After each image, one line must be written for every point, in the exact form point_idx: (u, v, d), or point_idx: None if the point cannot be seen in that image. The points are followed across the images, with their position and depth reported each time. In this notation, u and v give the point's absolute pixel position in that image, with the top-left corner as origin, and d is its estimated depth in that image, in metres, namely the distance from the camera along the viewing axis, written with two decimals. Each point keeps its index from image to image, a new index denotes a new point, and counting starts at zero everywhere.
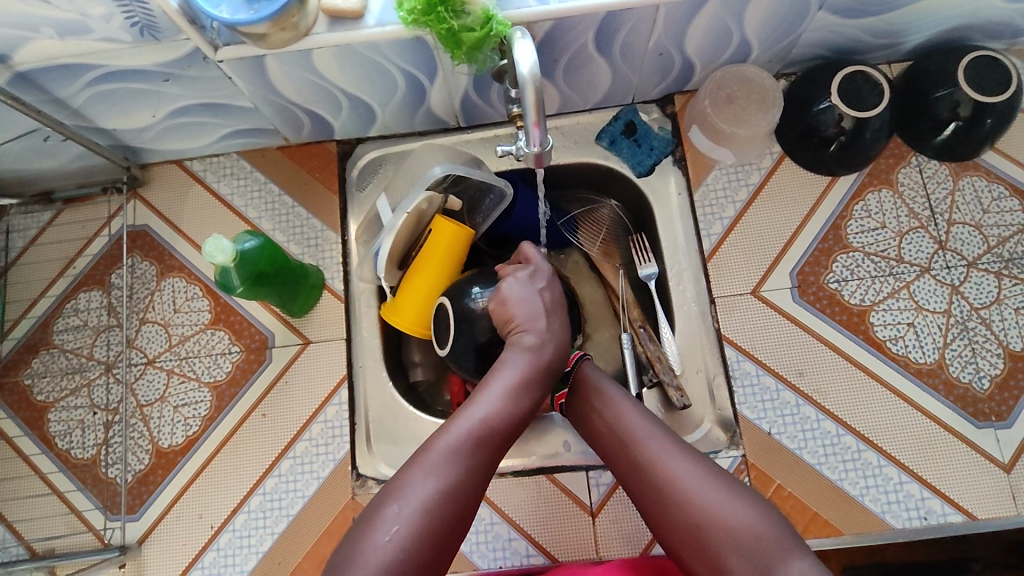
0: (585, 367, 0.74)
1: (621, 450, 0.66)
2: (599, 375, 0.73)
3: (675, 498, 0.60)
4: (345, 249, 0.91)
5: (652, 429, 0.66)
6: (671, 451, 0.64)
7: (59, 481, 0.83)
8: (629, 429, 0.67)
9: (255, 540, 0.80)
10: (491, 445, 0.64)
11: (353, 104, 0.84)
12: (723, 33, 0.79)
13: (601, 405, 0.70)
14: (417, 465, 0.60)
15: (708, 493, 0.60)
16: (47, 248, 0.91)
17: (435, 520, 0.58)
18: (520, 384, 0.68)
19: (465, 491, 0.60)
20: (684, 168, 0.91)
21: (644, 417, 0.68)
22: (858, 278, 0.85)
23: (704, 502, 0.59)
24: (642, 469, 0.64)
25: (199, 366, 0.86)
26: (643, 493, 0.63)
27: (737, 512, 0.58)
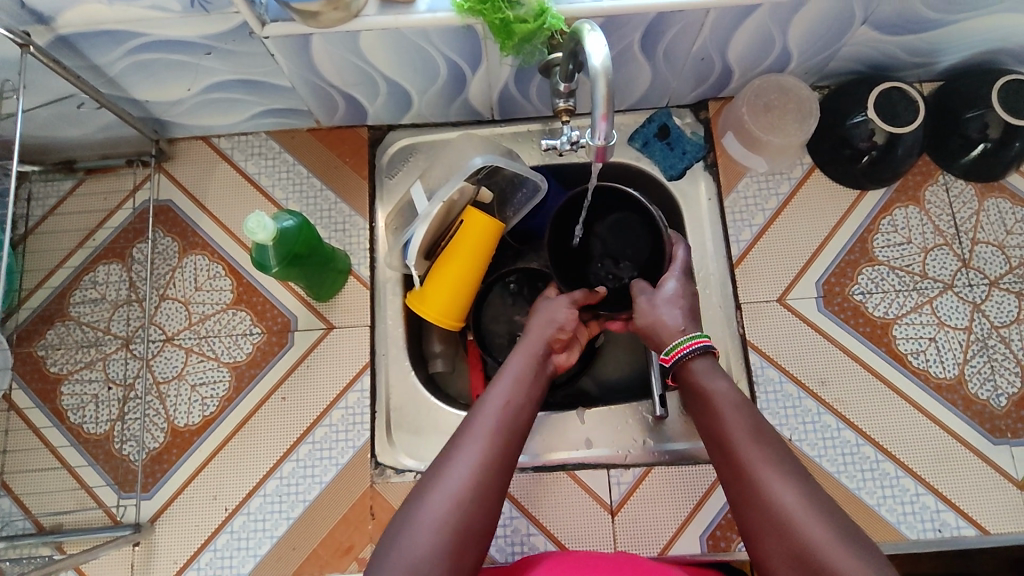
0: (696, 360, 0.68)
1: (723, 457, 0.61)
2: (708, 371, 0.67)
3: (777, 528, 0.54)
4: (373, 235, 0.90)
5: (758, 442, 0.60)
6: (783, 478, 0.56)
7: (70, 456, 0.81)
8: (732, 436, 0.61)
9: (270, 524, 0.79)
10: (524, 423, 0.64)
11: (391, 90, 0.84)
12: (766, 42, 0.80)
13: (711, 409, 0.64)
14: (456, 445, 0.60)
15: (815, 532, 0.53)
16: (67, 218, 0.89)
17: (468, 511, 0.56)
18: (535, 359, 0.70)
19: (503, 469, 0.59)
20: (715, 174, 0.91)
21: (760, 430, 0.61)
22: (883, 291, 0.87)
23: (811, 541, 0.52)
24: (748, 490, 0.57)
25: (219, 346, 0.85)
26: (745, 515, 0.57)
27: (840, 551, 0.51)
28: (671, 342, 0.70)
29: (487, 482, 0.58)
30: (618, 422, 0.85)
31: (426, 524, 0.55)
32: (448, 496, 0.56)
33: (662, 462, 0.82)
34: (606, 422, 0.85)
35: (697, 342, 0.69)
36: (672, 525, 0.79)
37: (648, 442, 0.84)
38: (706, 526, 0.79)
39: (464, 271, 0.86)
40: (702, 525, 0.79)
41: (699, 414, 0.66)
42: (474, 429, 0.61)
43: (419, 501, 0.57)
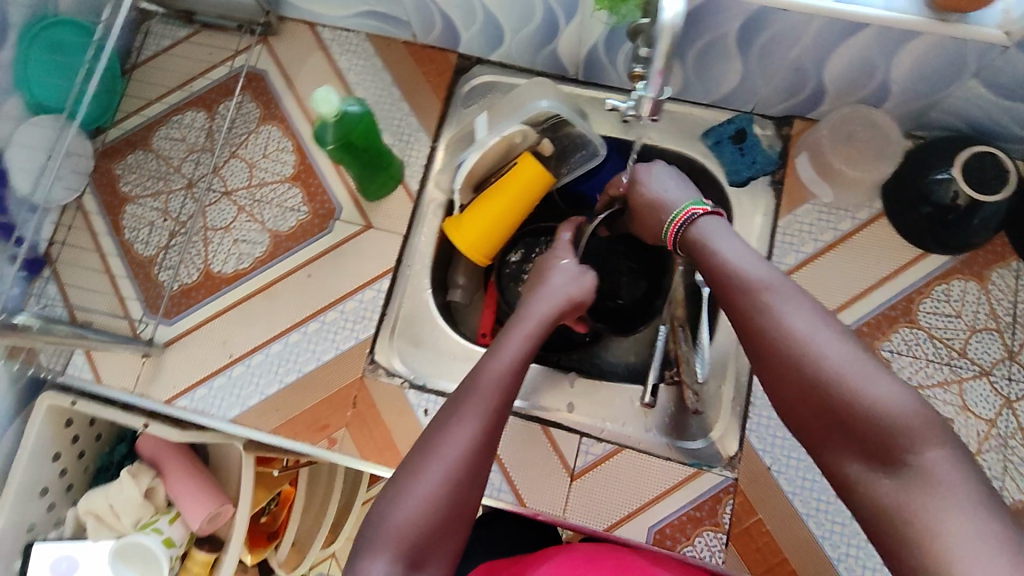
0: (699, 224, 0.69)
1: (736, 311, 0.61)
2: (716, 233, 0.67)
3: (790, 372, 0.55)
4: (432, 154, 0.94)
5: (772, 287, 0.59)
6: (795, 318, 0.57)
7: (114, 266, 0.90)
8: (746, 287, 0.61)
9: (264, 382, 0.85)
10: (511, 398, 0.63)
11: (487, 20, 0.86)
12: (866, 70, 0.78)
13: (722, 263, 0.64)
14: (444, 425, 0.60)
15: (833, 365, 0.53)
16: (174, 61, 0.97)
17: (462, 474, 0.58)
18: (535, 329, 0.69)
19: (484, 452, 0.59)
20: (778, 192, 0.88)
21: (770, 273, 0.61)
22: (913, 356, 0.83)
23: (829, 379, 0.53)
24: (763, 339, 0.58)
25: (267, 212, 0.91)
26: (763, 365, 0.58)
27: (856, 375, 0.52)
28: (676, 209, 0.72)
29: (469, 466, 0.58)
30: (606, 398, 0.86)
31: (412, 497, 0.56)
32: (429, 482, 0.57)
33: (634, 446, 0.82)
34: (594, 393, 0.86)
35: (690, 209, 0.71)
36: (625, 508, 0.80)
37: (628, 425, 0.84)
38: (657, 520, 0.79)
39: (496, 214, 0.89)
40: (655, 517, 0.79)
41: (708, 272, 0.66)
42: (462, 412, 0.60)
43: (407, 479, 0.57)
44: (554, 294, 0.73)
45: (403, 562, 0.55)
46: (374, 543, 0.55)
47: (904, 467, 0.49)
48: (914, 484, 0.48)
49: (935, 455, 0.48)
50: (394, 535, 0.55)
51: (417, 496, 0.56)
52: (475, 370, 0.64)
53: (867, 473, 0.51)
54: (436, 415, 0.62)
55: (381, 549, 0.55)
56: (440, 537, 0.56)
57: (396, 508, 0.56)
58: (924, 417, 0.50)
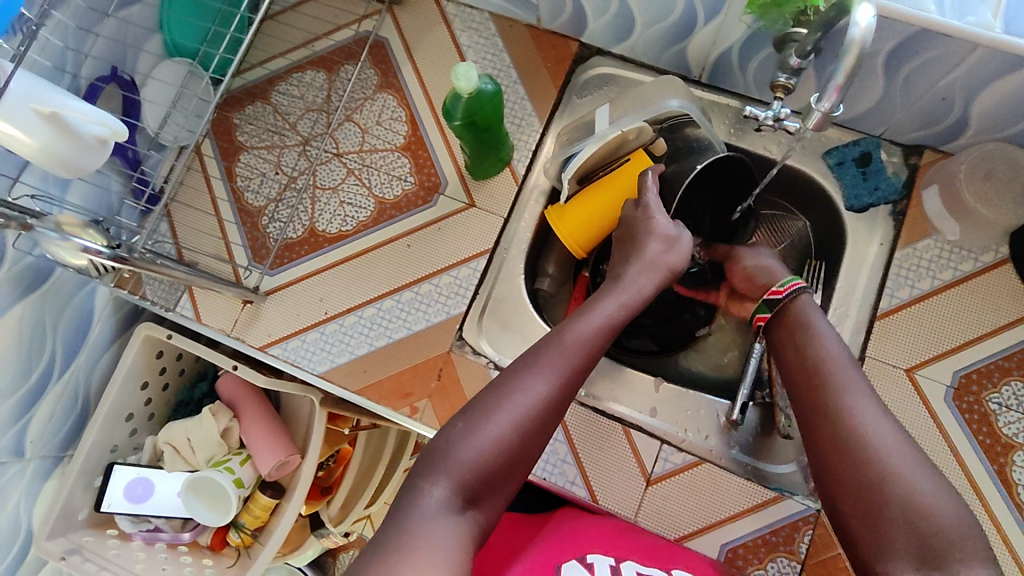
0: (800, 300, 0.72)
1: (807, 387, 0.63)
2: (812, 312, 0.70)
3: (855, 447, 0.56)
4: (541, 140, 0.93)
5: (852, 376, 0.61)
6: (870, 408, 0.58)
7: (223, 211, 0.93)
8: (829, 368, 0.63)
9: (354, 342, 0.87)
10: (586, 367, 0.64)
11: (621, 12, 0.85)
12: (1022, 107, 0.73)
13: (806, 343, 0.67)
14: (523, 372, 0.62)
15: (901, 464, 0.54)
16: (302, 18, 0.99)
17: (531, 423, 0.59)
18: (621, 302, 0.69)
19: (554, 409, 0.61)
20: (898, 223, 0.85)
21: (849, 367, 0.63)
22: (1023, 413, 0.79)
23: (895, 472, 0.53)
24: (832, 416, 0.59)
25: (375, 178, 0.93)
26: (820, 436, 0.59)
27: (919, 474, 0.53)
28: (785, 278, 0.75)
29: (538, 421, 0.60)
30: (690, 409, 0.85)
31: (482, 432, 0.57)
32: (501, 422, 0.58)
33: (713, 461, 0.81)
34: (678, 401, 0.85)
35: (801, 281, 0.73)
36: (698, 521, 0.79)
37: (710, 439, 0.83)
38: (730, 538, 0.78)
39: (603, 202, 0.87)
40: (728, 536, 0.78)
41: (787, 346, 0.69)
42: (543, 365, 0.62)
43: (480, 415, 0.59)
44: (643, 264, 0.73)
45: (459, 492, 0.55)
46: (435, 467, 0.56)
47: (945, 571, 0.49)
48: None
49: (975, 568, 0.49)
50: (456, 466, 0.56)
51: (489, 432, 0.57)
52: (557, 333, 0.65)
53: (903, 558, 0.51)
54: (512, 362, 0.64)
55: (441, 474, 0.55)
56: (496, 478, 0.57)
57: (465, 443, 0.57)
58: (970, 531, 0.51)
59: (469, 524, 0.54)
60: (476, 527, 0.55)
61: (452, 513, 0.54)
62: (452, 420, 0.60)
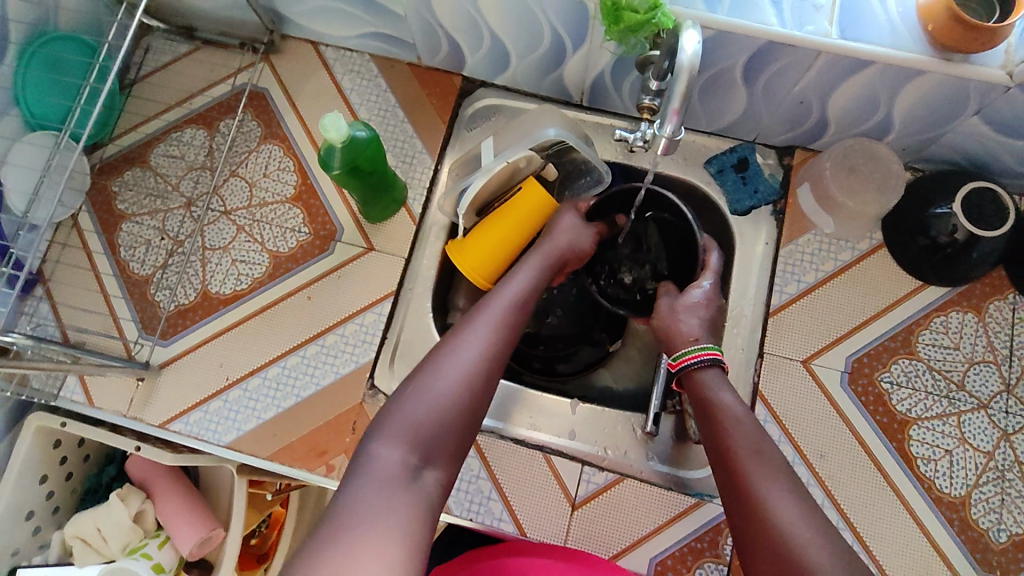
0: (708, 370, 0.75)
1: (722, 463, 0.65)
2: (717, 384, 0.73)
3: (770, 536, 0.57)
4: (435, 176, 0.93)
5: (761, 453, 0.64)
6: (775, 485, 0.61)
7: (108, 285, 0.88)
8: (738, 445, 0.65)
9: (260, 406, 0.84)
10: (518, 323, 0.71)
11: (493, 46, 0.86)
12: (870, 104, 0.78)
13: (718, 417, 0.69)
14: (461, 329, 0.68)
15: (810, 552, 0.55)
16: (174, 76, 0.96)
17: (479, 376, 0.64)
18: (541, 266, 0.79)
19: (495, 359, 0.66)
20: (780, 222, 0.89)
21: (755, 441, 0.65)
22: (912, 388, 0.83)
23: (807, 560, 0.54)
24: (753, 510, 0.60)
25: (267, 233, 0.90)
26: (741, 523, 0.60)
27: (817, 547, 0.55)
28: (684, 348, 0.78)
29: (481, 374, 0.64)
30: (608, 426, 0.85)
31: (433, 390, 0.61)
32: (448, 376, 0.63)
33: (634, 475, 0.83)
34: (595, 421, 0.86)
35: (698, 353, 0.76)
36: (627, 538, 0.79)
37: (630, 454, 0.84)
38: (659, 551, 0.79)
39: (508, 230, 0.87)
40: (656, 549, 0.79)
41: (705, 423, 0.70)
42: (480, 322, 0.68)
43: (428, 373, 0.63)
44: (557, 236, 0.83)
45: (417, 452, 0.58)
46: (389, 428, 0.59)
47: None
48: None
49: None
50: (411, 423, 0.59)
51: (438, 385, 0.62)
52: (488, 297, 0.73)
53: None
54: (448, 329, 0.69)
55: (396, 436, 0.58)
56: (445, 430, 0.60)
57: (416, 402, 0.61)
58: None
59: (426, 488, 0.56)
60: (437, 482, 0.58)
61: (410, 477, 0.56)
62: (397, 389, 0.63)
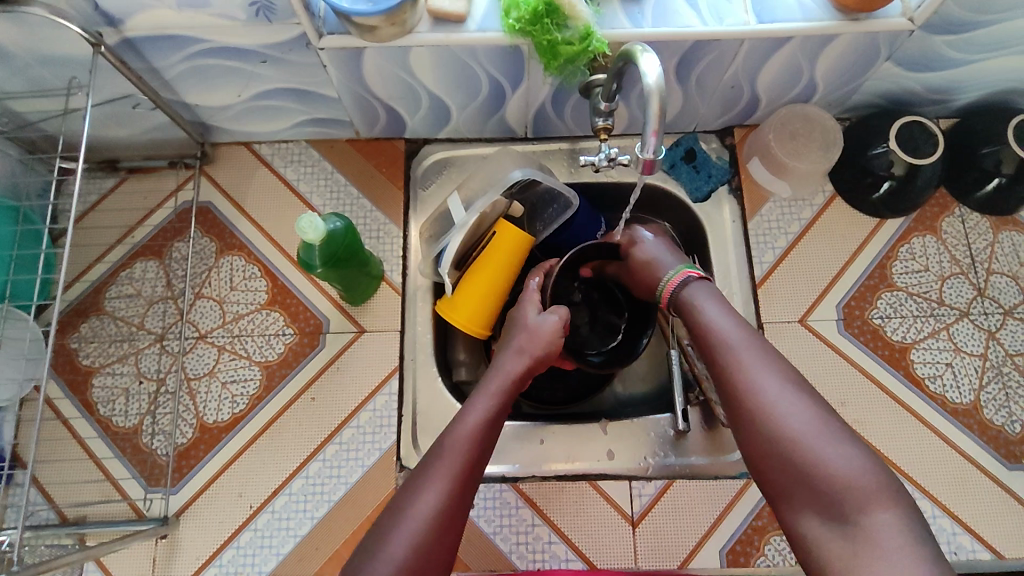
0: (691, 285, 0.71)
1: (710, 356, 0.64)
2: (701, 291, 0.70)
3: (760, 420, 0.57)
4: (406, 243, 0.92)
5: (749, 343, 0.62)
6: (766, 375, 0.59)
7: (97, 448, 0.83)
8: (725, 337, 0.63)
9: (294, 524, 0.80)
10: (481, 462, 0.63)
11: (433, 104, 0.87)
12: (794, 73, 0.83)
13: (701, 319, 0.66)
14: (416, 483, 0.60)
15: (798, 424, 0.56)
16: (109, 215, 0.92)
17: (436, 532, 0.57)
18: (496, 397, 0.69)
19: (455, 515, 0.58)
20: (739, 198, 0.94)
21: (738, 330, 0.63)
22: (901, 316, 0.88)
23: (792, 438, 0.55)
24: (743, 403, 0.59)
25: (250, 345, 0.87)
26: (734, 413, 0.60)
27: (820, 442, 0.54)
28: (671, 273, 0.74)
29: (439, 535, 0.57)
30: (642, 435, 0.85)
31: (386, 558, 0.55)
32: (398, 541, 0.56)
33: (683, 475, 0.83)
34: (629, 434, 0.85)
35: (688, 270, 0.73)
36: (693, 538, 0.80)
37: (670, 455, 0.84)
38: (726, 541, 0.80)
39: (495, 274, 0.88)
40: (722, 540, 0.80)
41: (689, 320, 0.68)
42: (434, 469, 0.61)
43: (377, 545, 0.57)
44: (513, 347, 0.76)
45: None
46: None
47: (850, 519, 0.51)
48: (860, 539, 0.50)
49: (883, 515, 0.50)
50: None
51: (390, 553, 0.55)
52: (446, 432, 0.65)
53: (824, 528, 0.53)
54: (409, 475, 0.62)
55: None
56: None
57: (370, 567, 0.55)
58: (866, 479, 0.52)
59: None
60: None
61: None
62: (358, 549, 0.58)
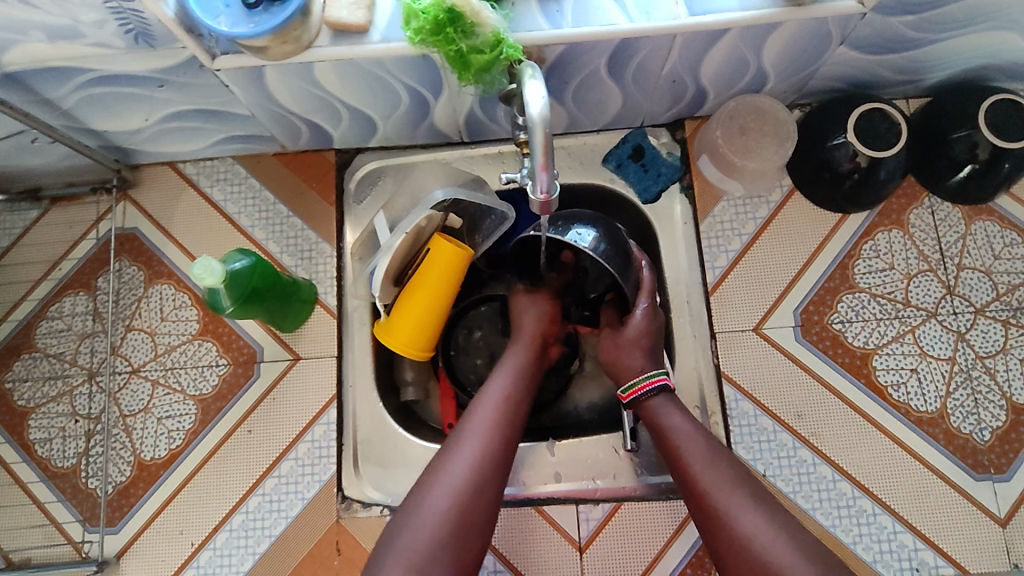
0: (657, 398, 0.72)
1: (687, 486, 0.65)
2: (671, 408, 0.71)
3: (746, 552, 0.59)
4: (339, 262, 0.88)
5: (723, 473, 0.64)
6: (746, 506, 0.61)
7: (38, 491, 0.82)
8: (698, 466, 0.65)
9: (236, 560, 0.79)
10: (513, 425, 0.68)
11: (354, 116, 0.81)
12: (740, 64, 0.76)
13: (672, 444, 0.68)
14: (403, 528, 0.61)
15: (783, 554, 0.57)
16: (34, 248, 0.89)
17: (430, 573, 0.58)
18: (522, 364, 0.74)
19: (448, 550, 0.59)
20: (691, 197, 0.88)
21: (711, 458, 0.65)
22: (863, 320, 0.83)
23: (776, 563, 0.57)
24: (724, 533, 0.61)
25: (184, 378, 0.85)
26: (717, 545, 0.61)
27: (805, 569, 0.56)
28: (636, 376, 0.74)
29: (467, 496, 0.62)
30: (590, 456, 0.82)
31: None
32: None
33: (631, 497, 0.80)
34: (576, 456, 0.82)
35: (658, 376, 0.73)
36: (641, 562, 0.78)
37: (619, 477, 0.81)
38: (676, 564, 0.78)
39: (438, 284, 0.81)
40: (672, 563, 0.78)
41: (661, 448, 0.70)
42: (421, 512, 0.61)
43: (419, 499, 0.62)
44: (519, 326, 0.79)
45: None
46: None
47: None
48: None
49: None
50: None
51: None
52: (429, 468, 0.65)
53: None
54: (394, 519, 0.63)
55: None
56: None
57: None
58: None
59: None
60: None
61: None
62: None
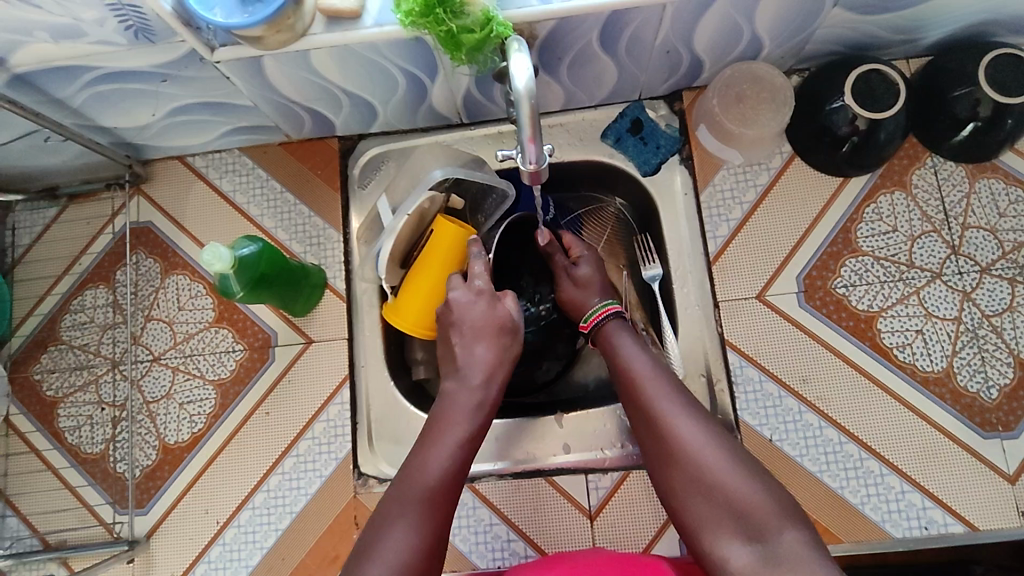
0: (611, 323, 0.76)
1: (631, 398, 0.69)
2: (621, 331, 0.75)
3: (680, 454, 0.62)
4: (347, 247, 0.90)
5: (663, 384, 0.68)
6: (681, 413, 0.65)
7: (70, 477, 0.86)
8: (642, 377, 0.69)
9: (260, 536, 0.83)
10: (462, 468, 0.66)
11: (354, 102, 0.83)
12: (734, 31, 0.76)
13: (618, 361, 0.72)
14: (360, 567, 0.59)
15: (711, 456, 0.61)
16: (54, 245, 0.92)
17: None
18: (472, 417, 0.69)
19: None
20: (691, 167, 0.88)
21: (655, 371, 0.69)
22: (867, 283, 0.83)
23: (707, 464, 0.61)
24: (663, 438, 0.64)
25: (203, 364, 0.88)
26: (655, 449, 0.65)
27: (730, 470, 0.60)
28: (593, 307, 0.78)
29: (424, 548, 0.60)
30: (598, 427, 0.84)
31: None
32: None
33: (640, 466, 0.82)
34: (584, 427, 0.84)
35: (609, 307, 0.77)
36: (651, 528, 0.80)
37: (627, 446, 0.83)
38: None
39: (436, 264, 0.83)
40: None
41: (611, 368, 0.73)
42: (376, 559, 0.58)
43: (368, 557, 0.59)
44: (479, 330, 0.74)
45: None
46: None
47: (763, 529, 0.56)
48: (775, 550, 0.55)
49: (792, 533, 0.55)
50: None
51: None
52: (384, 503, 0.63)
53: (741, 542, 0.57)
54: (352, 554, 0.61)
55: None
56: None
57: None
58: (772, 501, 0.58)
59: None
60: None
61: None
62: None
